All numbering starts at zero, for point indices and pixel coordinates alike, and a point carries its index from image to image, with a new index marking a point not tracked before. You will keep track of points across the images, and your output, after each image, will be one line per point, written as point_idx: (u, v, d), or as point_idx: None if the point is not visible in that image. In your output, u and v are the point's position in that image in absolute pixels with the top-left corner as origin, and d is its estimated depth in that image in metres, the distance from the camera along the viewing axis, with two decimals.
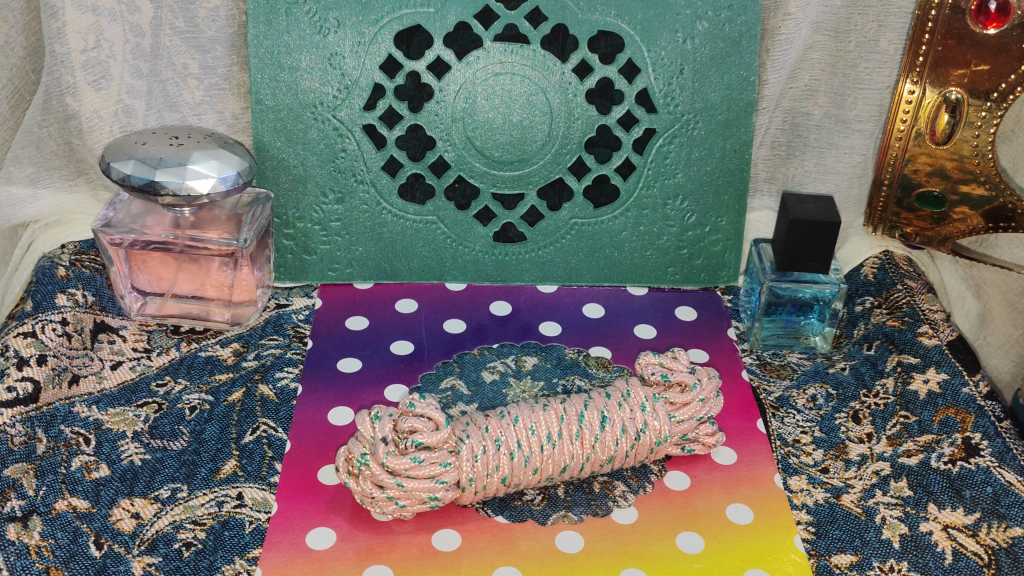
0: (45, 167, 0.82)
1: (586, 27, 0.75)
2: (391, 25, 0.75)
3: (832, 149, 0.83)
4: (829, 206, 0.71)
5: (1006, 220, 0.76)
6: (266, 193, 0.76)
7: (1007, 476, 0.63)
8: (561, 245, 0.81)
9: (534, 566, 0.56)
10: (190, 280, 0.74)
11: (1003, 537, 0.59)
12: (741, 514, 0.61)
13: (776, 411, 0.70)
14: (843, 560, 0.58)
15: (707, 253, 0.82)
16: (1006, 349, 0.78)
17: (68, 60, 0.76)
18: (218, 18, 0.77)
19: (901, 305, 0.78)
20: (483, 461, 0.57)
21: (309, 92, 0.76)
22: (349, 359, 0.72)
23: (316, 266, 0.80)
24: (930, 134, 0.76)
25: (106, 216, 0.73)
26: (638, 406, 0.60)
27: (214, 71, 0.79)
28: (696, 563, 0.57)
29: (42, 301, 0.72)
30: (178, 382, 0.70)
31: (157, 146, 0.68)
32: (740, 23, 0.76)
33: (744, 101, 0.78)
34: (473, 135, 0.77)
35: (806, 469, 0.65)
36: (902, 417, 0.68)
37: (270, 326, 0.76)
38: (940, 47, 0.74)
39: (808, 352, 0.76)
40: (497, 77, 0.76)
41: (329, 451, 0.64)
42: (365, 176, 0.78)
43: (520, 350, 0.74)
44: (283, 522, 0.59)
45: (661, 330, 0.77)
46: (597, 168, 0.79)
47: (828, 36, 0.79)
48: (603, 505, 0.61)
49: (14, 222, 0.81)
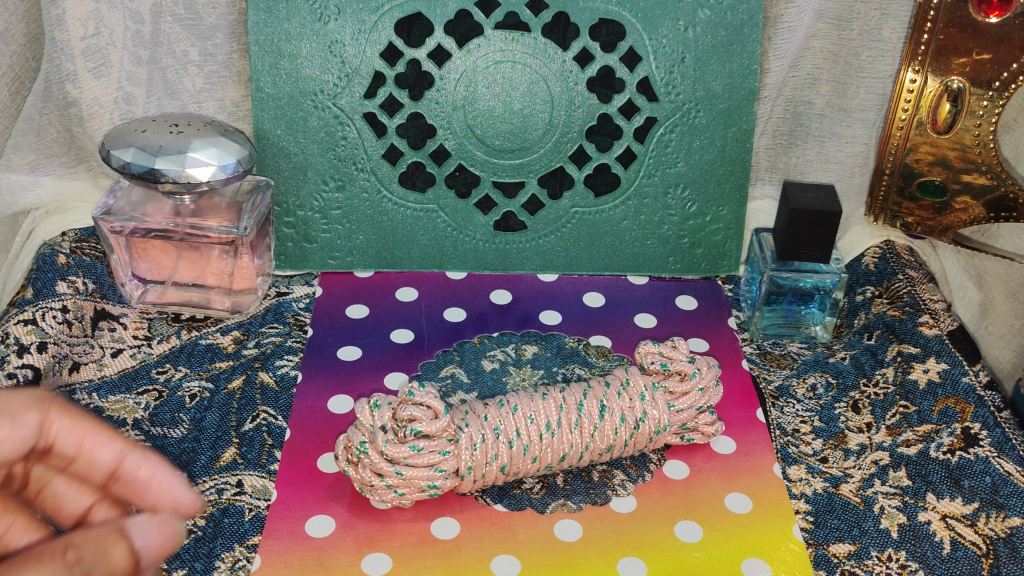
0: (46, 154, 0.82)
1: (586, 15, 0.75)
2: (391, 13, 0.75)
3: (833, 137, 0.83)
4: (829, 194, 0.71)
5: (1007, 209, 0.76)
6: (266, 180, 0.76)
7: (1005, 466, 0.63)
8: (562, 234, 0.81)
9: (532, 556, 0.57)
10: (190, 268, 0.74)
11: (1001, 527, 0.59)
12: (739, 504, 0.61)
13: (775, 401, 0.70)
14: (841, 549, 0.58)
15: (708, 243, 0.81)
16: (1007, 339, 0.78)
17: (68, 47, 0.76)
18: (218, 5, 0.76)
19: (902, 295, 0.77)
20: (482, 449, 0.57)
21: (310, 80, 0.76)
22: (349, 347, 0.73)
23: (316, 254, 0.80)
24: (932, 124, 0.76)
25: (106, 203, 0.73)
26: (638, 395, 0.60)
27: (214, 59, 0.79)
28: (695, 552, 0.57)
29: (42, 288, 0.72)
30: (178, 369, 0.70)
31: (157, 134, 0.68)
32: (742, 11, 0.76)
33: (745, 90, 0.77)
34: (473, 123, 0.77)
35: (806, 459, 0.65)
36: (901, 407, 0.68)
37: (270, 314, 0.76)
38: (942, 35, 0.73)
39: (808, 342, 0.76)
40: (497, 65, 0.75)
41: (329, 439, 0.65)
42: (365, 164, 0.78)
43: (520, 338, 0.74)
44: (282, 509, 0.59)
45: (661, 319, 0.77)
46: (597, 156, 0.79)
47: (831, 25, 0.78)
48: (602, 493, 0.61)
49: (14, 210, 0.81)
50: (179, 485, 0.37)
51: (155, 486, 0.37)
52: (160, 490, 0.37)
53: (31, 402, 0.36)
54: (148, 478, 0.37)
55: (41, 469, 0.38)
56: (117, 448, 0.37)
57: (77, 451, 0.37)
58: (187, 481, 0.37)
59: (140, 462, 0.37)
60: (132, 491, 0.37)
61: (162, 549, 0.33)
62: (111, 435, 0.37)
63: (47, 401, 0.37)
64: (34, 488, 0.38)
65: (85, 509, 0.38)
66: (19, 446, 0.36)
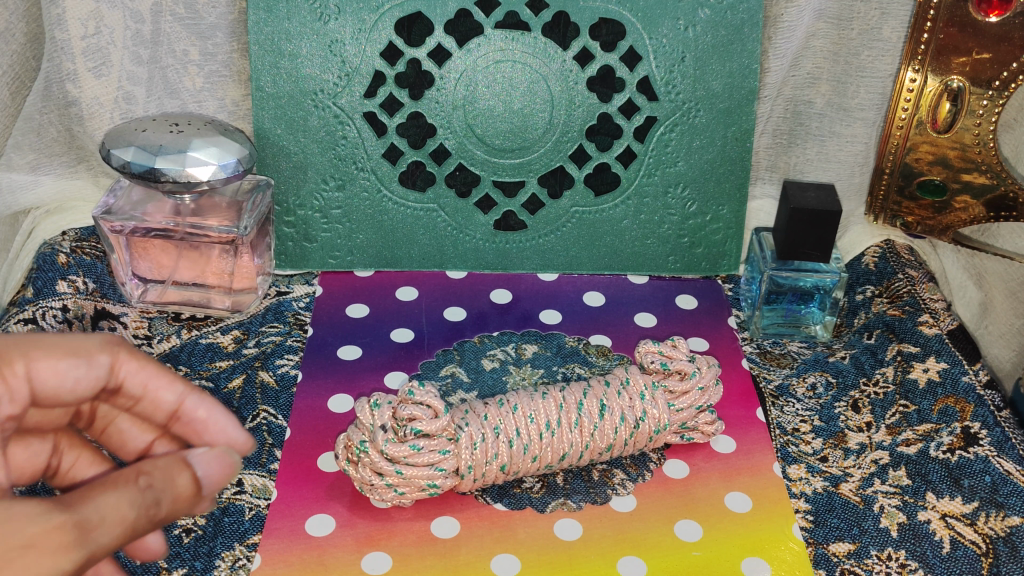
0: (46, 154, 0.82)
1: (587, 15, 0.75)
2: (391, 12, 0.75)
3: (833, 137, 0.83)
4: (829, 194, 0.71)
5: (1007, 209, 0.76)
6: (266, 180, 0.76)
7: (1005, 465, 0.63)
8: (562, 233, 0.81)
9: (532, 555, 0.57)
10: (190, 268, 0.74)
11: (1001, 527, 0.59)
12: (739, 503, 0.61)
13: (775, 400, 0.70)
14: (841, 548, 0.58)
15: (708, 242, 0.81)
16: (1007, 339, 0.78)
17: (68, 46, 0.76)
18: (219, 4, 0.76)
19: (901, 294, 0.77)
20: (483, 448, 0.57)
21: (310, 79, 0.76)
22: (349, 346, 0.73)
23: (317, 253, 0.80)
24: (932, 123, 0.76)
25: (106, 202, 0.73)
26: (638, 395, 0.60)
27: (214, 58, 0.79)
28: (695, 551, 0.57)
29: (43, 287, 0.72)
30: (178, 368, 0.70)
31: (157, 133, 0.68)
32: (742, 11, 0.76)
33: (746, 89, 0.77)
34: (473, 123, 0.77)
35: (805, 458, 0.65)
36: (901, 406, 0.68)
37: (270, 313, 0.76)
38: (942, 34, 0.73)
39: (808, 341, 0.76)
40: (498, 64, 0.76)
41: (329, 438, 0.65)
42: (366, 163, 0.78)
43: (520, 337, 0.74)
44: (283, 508, 0.59)
45: (661, 318, 0.77)
46: (597, 156, 0.79)
47: (831, 24, 0.78)
48: (602, 493, 0.61)
49: (14, 209, 0.81)
50: (233, 426, 0.49)
51: (212, 426, 0.49)
52: (216, 429, 0.49)
53: (102, 346, 0.44)
54: (205, 419, 0.49)
55: (106, 408, 0.49)
56: (178, 392, 0.48)
57: (144, 392, 0.47)
58: (239, 423, 0.49)
59: (198, 404, 0.48)
60: (192, 427, 0.49)
61: (221, 476, 0.42)
62: (172, 380, 0.48)
63: (117, 346, 0.45)
64: (103, 423, 0.50)
65: (146, 443, 0.51)
66: (94, 383, 0.44)
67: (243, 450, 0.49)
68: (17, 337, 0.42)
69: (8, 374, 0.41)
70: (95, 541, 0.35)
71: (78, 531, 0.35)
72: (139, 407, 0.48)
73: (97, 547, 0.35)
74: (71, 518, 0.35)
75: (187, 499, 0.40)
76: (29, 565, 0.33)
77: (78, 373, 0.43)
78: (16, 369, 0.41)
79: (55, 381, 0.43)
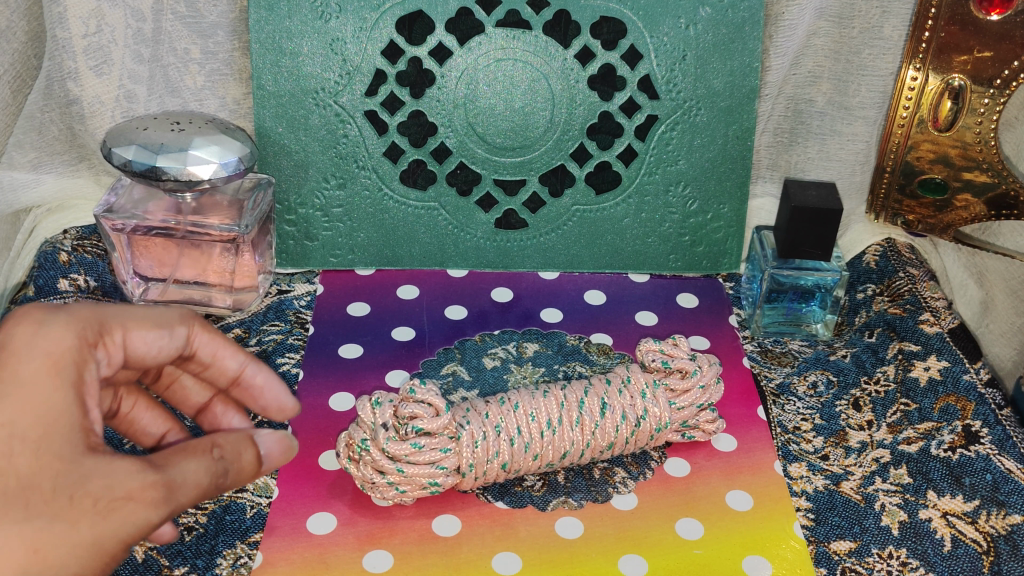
0: (47, 152, 0.82)
1: (588, 13, 0.75)
2: (392, 11, 0.75)
3: (835, 135, 0.83)
4: (830, 192, 0.71)
5: (1008, 207, 0.77)
6: (268, 178, 0.76)
7: (1006, 464, 0.63)
8: (562, 232, 0.81)
9: (533, 552, 0.57)
10: (192, 266, 0.74)
11: (1002, 525, 0.59)
12: (740, 501, 0.61)
13: (776, 399, 0.70)
14: (842, 546, 0.58)
15: (709, 240, 0.81)
16: (1007, 338, 0.78)
17: (69, 44, 0.76)
18: (220, 3, 0.76)
19: (902, 292, 0.77)
20: (483, 446, 0.57)
21: (311, 78, 0.76)
22: (350, 345, 0.73)
23: (318, 252, 0.80)
24: (933, 121, 0.76)
25: (108, 201, 0.73)
26: (638, 393, 0.60)
27: (216, 56, 0.79)
28: (696, 550, 0.57)
29: (45, 285, 0.73)
30: None
31: (158, 132, 0.68)
32: (743, 9, 0.76)
33: (746, 88, 0.78)
34: (475, 121, 0.77)
35: (806, 456, 0.65)
36: (902, 405, 0.68)
37: (271, 312, 0.76)
38: (943, 33, 0.73)
39: (809, 339, 0.76)
40: (499, 62, 0.76)
41: (330, 436, 0.65)
42: (366, 162, 0.78)
43: (521, 336, 0.74)
44: (284, 506, 0.59)
45: (662, 317, 0.77)
46: (598, 155, 0.79)
47: (832, 22, 0.78)
48: (603, 491, 0.61)
49: (15, 208, 0.81)
50: (285, 393, 0.56)
51: (268, 394, 0.56)
52: (271, 395, 0.56)
53: (181, 319, 0.51)
54: (261, 385, 0.56)
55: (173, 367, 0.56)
56: (241, 361, 0.55)
57: (213, 359, 0.54)
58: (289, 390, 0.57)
59: (257, 372, 0.56)
60: (250, 391, 0.56)
61: (278, 455, 0.48)
62: (236, 350, 0.54)
63: (192, 319, 0.51)
64: (169, 380, 0.56)
65: (205, 400, 0.58)
66: (173, 351, 0.51)
67: (292, 413, 0.57)
68: (112, 308, 0.48)
69: (109, 343, 0.47)
70: (175, 499, 0.42)
71: (165, 489, 0.42)
72: (208, 371, 0.55)
73: (177, 504, 0.42)
74: (161, 479, 0.41)
75: (249, 472, 0.46)
76: (125, 514, 0.41)
77: (162, 342, 0.49)
78: (115, 338, 0.47)
79: (144, 347, 0.49)
